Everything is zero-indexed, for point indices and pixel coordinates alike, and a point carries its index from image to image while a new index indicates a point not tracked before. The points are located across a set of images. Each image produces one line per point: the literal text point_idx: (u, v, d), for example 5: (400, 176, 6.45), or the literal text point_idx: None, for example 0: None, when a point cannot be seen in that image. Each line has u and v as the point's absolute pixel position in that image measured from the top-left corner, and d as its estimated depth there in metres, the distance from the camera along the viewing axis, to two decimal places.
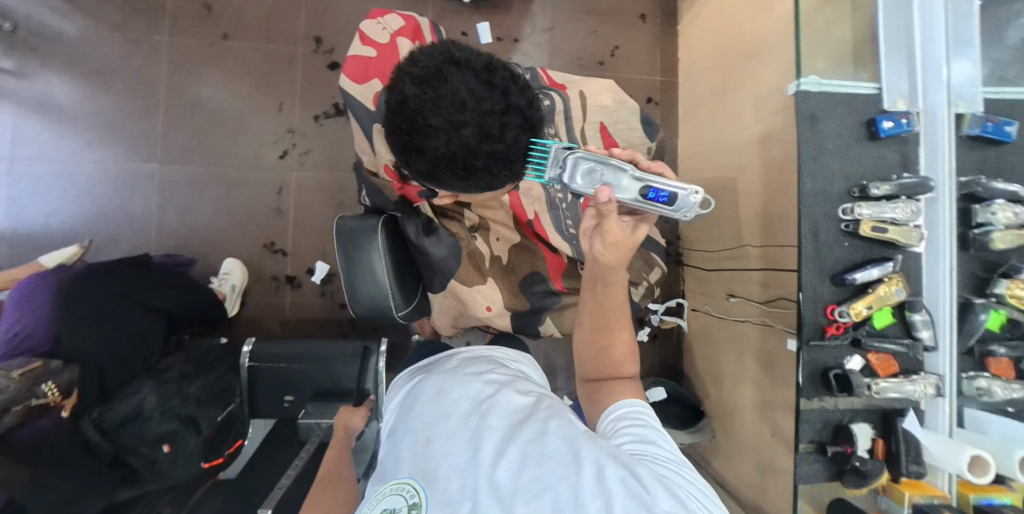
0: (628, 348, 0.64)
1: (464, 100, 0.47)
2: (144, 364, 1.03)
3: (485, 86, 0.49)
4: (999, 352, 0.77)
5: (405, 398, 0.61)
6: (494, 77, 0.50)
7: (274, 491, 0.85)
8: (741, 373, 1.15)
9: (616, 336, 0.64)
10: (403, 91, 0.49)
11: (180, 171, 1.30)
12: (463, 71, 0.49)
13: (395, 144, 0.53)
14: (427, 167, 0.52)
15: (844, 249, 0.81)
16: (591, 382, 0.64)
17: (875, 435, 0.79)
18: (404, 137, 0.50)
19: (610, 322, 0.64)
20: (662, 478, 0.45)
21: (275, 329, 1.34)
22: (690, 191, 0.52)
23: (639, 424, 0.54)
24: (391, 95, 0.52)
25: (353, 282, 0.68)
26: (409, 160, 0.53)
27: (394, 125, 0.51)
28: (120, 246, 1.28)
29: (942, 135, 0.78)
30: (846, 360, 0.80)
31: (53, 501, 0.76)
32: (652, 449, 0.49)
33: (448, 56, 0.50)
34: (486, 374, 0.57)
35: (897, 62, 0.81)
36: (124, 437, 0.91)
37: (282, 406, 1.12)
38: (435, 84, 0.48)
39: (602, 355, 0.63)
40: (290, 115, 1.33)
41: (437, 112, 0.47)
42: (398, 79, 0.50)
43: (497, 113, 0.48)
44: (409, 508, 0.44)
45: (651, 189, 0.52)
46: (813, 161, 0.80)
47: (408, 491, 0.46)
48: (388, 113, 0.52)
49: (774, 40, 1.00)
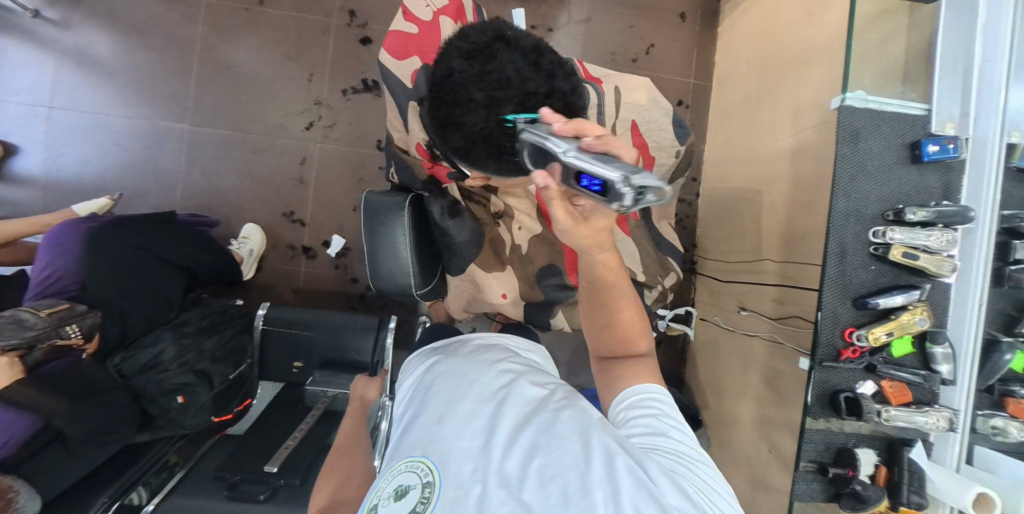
0: (637, 323, 0.58)
1: (511, 78, 0.47)
2: (165, 317, 1.05)
3: (531, 68, 0.49)
4: (1021, 393, 0.76)
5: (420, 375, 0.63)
6: (541, 59, 0.50)
7: (280, 450, 0.92)
8: (744, 387, 1.14)
9: (618, 318, 0.57)
10: (450, 65, 0.48)
11: (210, 133, 1.32)
12: (511, 50, 0.49)
13: (435, 117, 0.51)
14: (463, 143, 0.49)
15: (870, 272, 0.79)
16: (602, 360, 0.60)
17: (878, 461, 0.78)
18: (444, 110, 0.49)
19: (609, 308, 0.57)
20: (672, 471, 0.45)
21: (287, 296, 1.37)
22: (620, 185, 0.35)
23: (649, 413, 0.52)
24: (437, 69, 0.51)
25: (375, 255, 0.72)
26: (445, 136, 0.51)
27: (437, 100, 0.51)
28: (148, 201, 1.31)
29: (989, 164, 0.75)
30: (858, 384, 0.79)
31: (89, 430, 0.85)
32: (662, 442, 0.48)
33: (497, 35, 0.50)
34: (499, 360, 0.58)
35: (951, 85, 0.78)
36: (143, 384, 0.94)
37: (291, 371, 1.15)
38: (483, 60, 0.48)
39: (604, 339, 0.59)
40: (319, 86, 1.33)
41: (482, 87, 0.46)
42: (446, 55, 0.50)
43: (541, 95, 0.48)
44: (421, 486, 0.46)
45: (582, 174, 0.38)
46: (848, 181, 0.78)
47: (422, 469, 0.47)
48: (431, 87, 0.52)
49: (821, 51, 0.96)
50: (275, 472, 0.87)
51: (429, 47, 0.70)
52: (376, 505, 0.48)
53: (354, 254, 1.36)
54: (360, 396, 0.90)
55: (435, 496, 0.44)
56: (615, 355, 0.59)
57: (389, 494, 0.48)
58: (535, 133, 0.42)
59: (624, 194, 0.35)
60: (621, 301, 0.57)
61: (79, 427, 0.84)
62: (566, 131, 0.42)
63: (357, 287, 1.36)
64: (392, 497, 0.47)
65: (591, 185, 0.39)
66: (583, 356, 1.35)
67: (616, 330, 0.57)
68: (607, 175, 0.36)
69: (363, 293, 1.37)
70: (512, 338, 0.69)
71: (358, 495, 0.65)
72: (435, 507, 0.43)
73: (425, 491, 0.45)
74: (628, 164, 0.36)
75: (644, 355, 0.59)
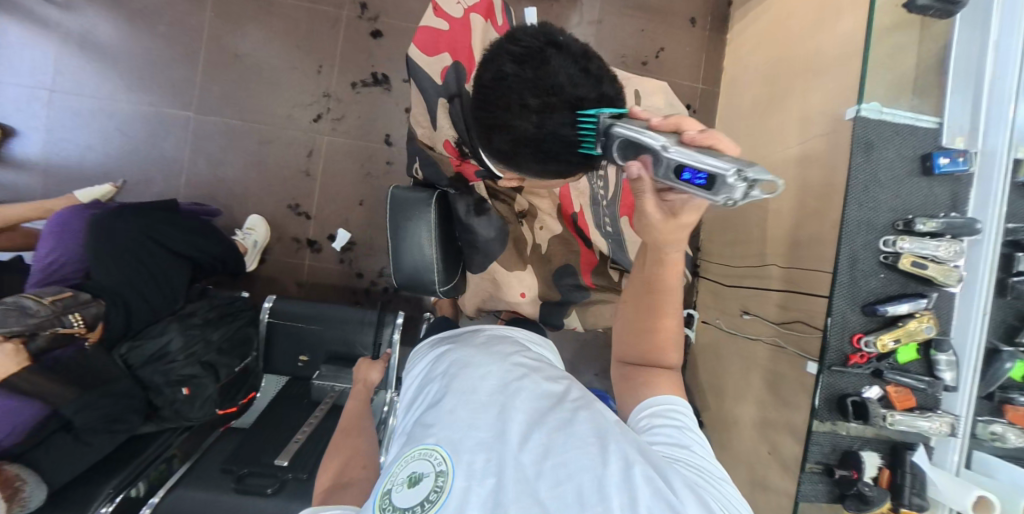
0: (675, 335, 0.61)
1: (563, 86, 0.50)
2: (169, 309, 1.03)
3: (582, 75, 0.51)
4: (1020, 401, 0.78)
5: (430, 370, 0.63)
6: (590, 65, 0.53)
7: (290, 444, 0.92)
8: (745, 390, 1.16)
9: (661, 324, 0.60)
10: (502, 69, 0.51)
11: (216, 123, 1.30)
12: (562, 56, 0.51)
13: (484, 119, 0.56)
14: (509, 146, 0.55)
15: (879, 280, 0.81)
16: (629, 365, 0.62)
17: (882, 464, 0.80)
18: (494, 114, 0.54)
19: (658, 312, 0.60)
20: (693, 483, 0.44)
21: (290, 289, 1.35)
22: (728, 175, 0.33)
23: (672, 424, 0.52)
24: (485, 72, 0.54)
25: (399, 251, 0.74)
26: (492, 138, 0.57)
27: (487, 102, 0.54)
28: (151, 189, 1.29)
29: (997, 177, 0.77)
30: (864, 388, 0.81)
31: (95, 419, 0.84)
32: (685, 455, 0.48)
33: (550, 39, 0.53)
34: (515, 357, 0.59)
35: (962, 99, 0.81)
36: (149, 375, 0.93)
37: (296, 365, 1.14)
38: (536, 64, 0.50)
39: (639, 343, 0.61)
40: (328, 78, 1.31)
41: (536, 93, 0.50)
42: (497, 56, 0.53)
43: (591, 101, 0.51)
44: (435, 475, 0.45)
45: (681, 167, 0.37)
46: (861, 191, 0.80)
47: (436, 457, 0.46)
48: (479, 90, 0.55)
49: (832, 60, 0.98)
50: (286, 466, 0.87)
51: (459, 44, 0.73)
52: (390, 490, 0.47)
53: (359, 248, 1.35)
54: (363, 378, 0.87)
55: (449, 485, 0.44)
56: (647, 361, 0.60)
57: (404, 480, 0.47)
58: (631, 127, 0.43)
59: (731, 186, 0.33)
60: (670, 308, 0.60)
61: (87, 415, 0.83)
62: (665, 125, 0.43)
63: (361, 281, 1.35)
64: (406, 483, 0.46)
65: (691, 179, 0.37)
66: (586, 355, 1.36)
67: (654, 335, 0.60)
68: (711, 167, 0.34)
69: (367, 288, 1.36)
70: (524, 335, 0.69)
71: (365, 475, 0.65)
72: (449, 495, 0.43)
73: (438, 479, 0.45)
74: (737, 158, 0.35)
75: (672, 367, 0.60)
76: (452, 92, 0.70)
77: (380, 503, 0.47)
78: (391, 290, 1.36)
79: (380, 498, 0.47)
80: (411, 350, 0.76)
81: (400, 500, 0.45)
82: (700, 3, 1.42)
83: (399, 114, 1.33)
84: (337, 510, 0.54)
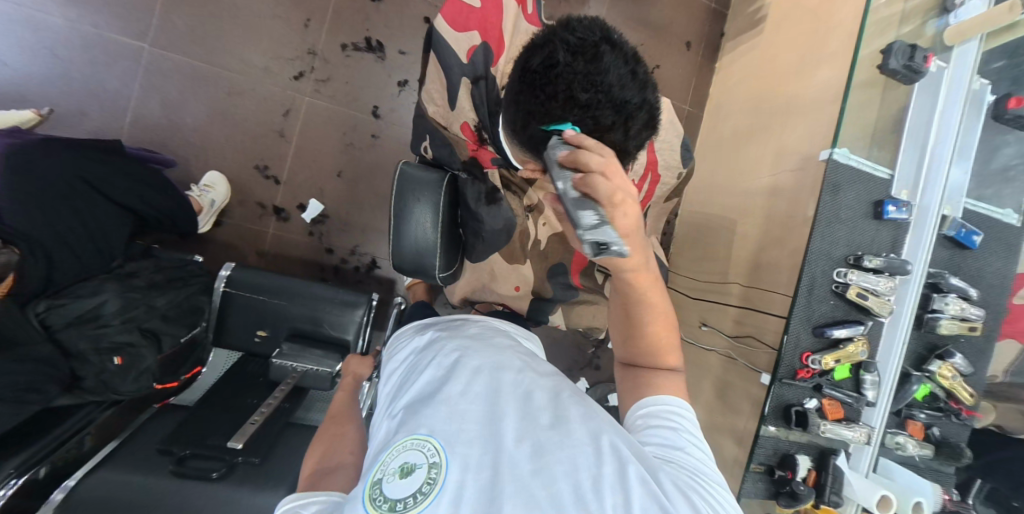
0: (670, 341, 0.63)
1: (612, 86, 0.48)
2: (103, 267, 0.90)
3: (630, 77, 0.49)
4: (919, 417, 0.94)
5: (418, 357, 0.57)
6: (639, 68, 0.51)
7: (247, 426, 0.84)
8: (696, 395, 1.26)
9: (647, 332, 0.62)
10: (554, 56, 0.48)
11: (177, 61, 1.16)
12: (615, 54, 0.49)
13: (522, 105, 0.52)
14: (545, 137, 0.52)
15: (829, 306, 0.92)
16: (628, 367, 0.65)
17: (811, 466, 0.90)
18: (534, 101, 0.50)
19: (635, 323, 0.63)
20: (682, 485, 0.45)
21: (249, 259, 1.25)
22: (580, 241, 0.47)
23: (668, 426, 0.55)
24: (534, 56, 0.51)
25: (400, 232, 0.71)
26: (529, 127, 0.53)
27: (532, 88, 0.50)
28: (87, 125, 1.12)
29: (928, 228, 0.91)
30: (805, 399, 0.92)
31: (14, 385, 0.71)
32: (678, 457, 0.49)
33: (604, 35, 0.50)
34: (507, 347, 0.54)
35: (913, 155, 0.93)
36: (72, 340, 0.81)
37: (253, 341, 1.04)
38: (589, 59, 0.48)
39: (634, 348, 0.64)
40: (315, 35, 1.22)
41: (588, 88, 0.47)
42: (550, 42, 0.50)
43: (633, 106, 0.50)
44: (428, 466, 0.40)
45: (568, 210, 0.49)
46: (825, 226, 0.90)
47: (428, 448, 0.41)
48: (524, 74, 0.51)
49: (811, 104, 1.10)
50: (240, 449, 0.80)
51: (488, 24, 0.70)
52: (380, 481, 0.41)
53: (332, 222, 1.28)
54: (353, 372, 0.85)
55: (443, 478, 0.39)
56: (645, 366, 0.63)
57: (394, 471, 0.41)
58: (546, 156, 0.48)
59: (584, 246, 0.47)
60: (649, 319, 0.62)
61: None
62: (568, 161, 0.47)
63: (331, 258, 1.28)
64: (398, 474, 0.41)
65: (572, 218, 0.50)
66: (553, 352, 1.40)
67: (642, 343, 0.63)
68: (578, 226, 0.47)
69: (337, 265, 1.29)
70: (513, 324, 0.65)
71: (353, 460, 0.59)
72: (443, 490, 0.38)
73: (431, 472, 0.40)
74: (596, 218, 0.46)
75: (675, 369, 0.63)
76: (478, 74, 0.69)
77: (370, 493, 0.41)
78: (363, 270, 1.30)
79: (369, 489, 0.41)
80: (393, 334, 0.70)
81: (390, 492, 0.40)
82: (695, 30, 1.51)
83: (391, 87, 1.27)
84: (324, 496, 0.49)
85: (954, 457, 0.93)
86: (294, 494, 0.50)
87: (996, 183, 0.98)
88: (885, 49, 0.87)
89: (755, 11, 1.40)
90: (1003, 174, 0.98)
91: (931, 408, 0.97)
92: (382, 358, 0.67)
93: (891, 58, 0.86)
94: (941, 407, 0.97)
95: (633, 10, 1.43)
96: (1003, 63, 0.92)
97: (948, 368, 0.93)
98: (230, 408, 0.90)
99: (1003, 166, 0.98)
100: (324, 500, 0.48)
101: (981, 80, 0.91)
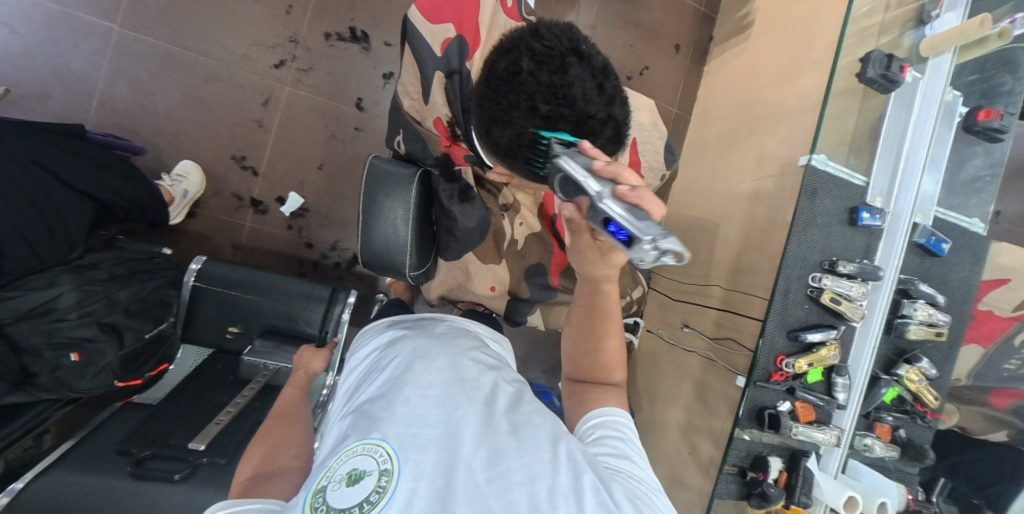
0: (618, 355, 0.64)
1: (576, 99, 0.47)
2: (61, 259, 0.85)
3: (597, 91, 0.48)
4: (886, 419, 0.96)
5: (378, 358, 0.56)
6: (607, 82, 0.50)
7: (210, 426, 0.81)
8: (675, 395, 1.27)
9: (604, 345, 0.63)
10: (519, 63, 0.47)
11: (148, 44, 1.11)
12: (583, 66, 0.48)
13: (487, 110, 0.51)
14: (508, 144, 0.51)
15: (803, 310, 0.94)
16: (578, 382, 0.64)
17: (782, 468, 0.91)
18: (497, 107, 0.49)
19: (596, 334, 0.63)
20: (632, 495, 0.45)
21: (224, 252, 1.21)
22: (647, 242, 0.38)
23: (618, 436, 0.54)
24: (500, 60, 0.49)
25: (371, 228, 0.68)
26: (492, 133, 0.52)
27: (498, 94, 0.49)
28: (49, 107, 1.07)
29: (900, 235, 0.93)
30: (778, 402, 0.93)
31: None
32: (626, 466, 0.49)
33: (573, 45, 0.49)
34: (470, 350, 0.54)
35: (888, 162, 0.95)
36: (25, 333, 0.77)
37: (224, 337, 1.01)
38: (554, 70, 0.47)
39: (587, 361, 0.63)
40: (298, 22, 1.18)
41: (549, 101, 0.46)
42: (516, 47, 0.49)
43: (598, 120, 0.48)
44: (379, 474, 0.39)
45: (612, 222, 0.42)
46: (802, 231, 0.92)
47: (380, 454, 0.40)
48: (490, 78, 0.50)
49: (793, 110, 1.13)
50: (202, 449, 0.77)
51: (465, 15, 0.68)
52: (324, 488, 0.39)
53: (312, 216, 1.25)
54: (303, 366, 0.80)
55: (394, 485, 0.38)
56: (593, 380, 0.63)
57: (341, 478, 0.40)
58: (569, 164, 0.44)
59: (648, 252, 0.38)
60: (606, 335, 0.63)
61: None
62: (606, 173, 0.44)
63: (311, 252, 1.25)
64: (344, 481, 0.39)
65: (619, 232, 0.42)
66: (536, 350, 1.40)
67: (600, 356, 0.63)
68: (635, 233, 0.39)
69: (317, 260, 1.26)
70: (479, 328, 0.65)
71: (298, 464, 0.56)
72: (393, 498, 0.37)
73: (381, 480, 0.39)
74: (658, 224, 0.39)
75: (620, 385, 0.63)
76: (452, 67, 0.67)
77: (312, 501, 0.39)
78: (344, 266, 1.27)
79: (312, 497, 0.40)
80: (359, 331, 0.69)
81: (334, 501, 0.38)
82: (685, 33, 1.52)
83: (376, 80, 1.25)
84: (260, 504, 0.47)
85: (918, 457, 0.96)
86: (224, 501, 0.47)
87: (964, 193, 1.01)
88: (863, 58, 0.89)
89: (743, 17, 1.41)
90: (971, 186, 1.01)
91: (898, 409, 0.99)
92: (345, 353, 0.66)
93: (869, 67, 0.87)
94: (907, 409, 0.99)
95: (624, 11, 1.43)
96: (972, 74, 0.95)
97: (915, 372, 0.96)
98: (188, 407, 0.86)
99: (973, 177, 1.01)
100: (260, 507, 0.46)
101: (953, 92, 0.93)
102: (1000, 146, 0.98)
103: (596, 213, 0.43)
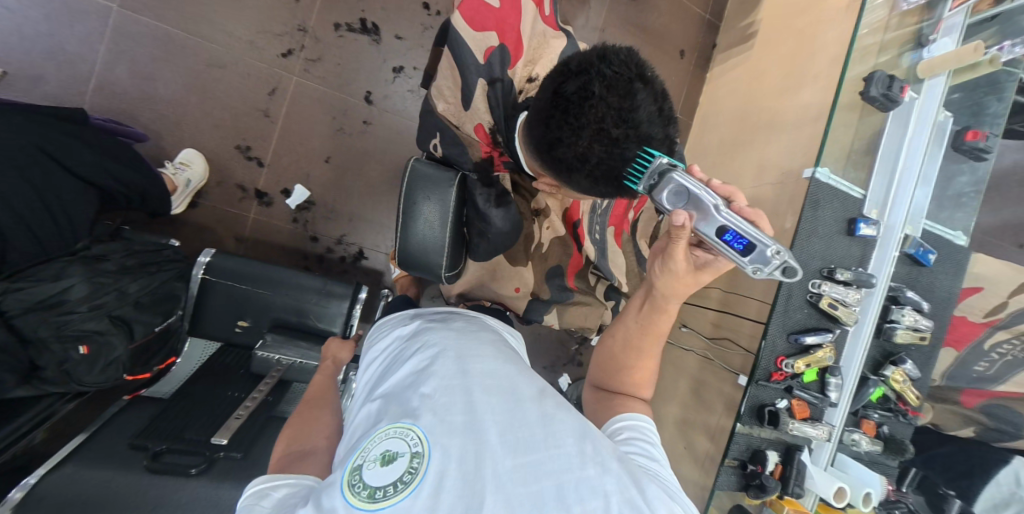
0: (649, 374, 0.67)
1: (641, 122, 0.50)
2: (64, 249, 0.82)
3: (658, 114, 0.51)
4: (872, 416, 1.03)
5: (402, 347, 0.57)
6: (666, 104, 0.53)
7: (229, 420, 0.81)
8: (672, 391, 1.32)
9: (635, 363, 0.66)
10: (590, 88, 0.49)
11: (149, 26, 1.07)
12: (647, 91, 0.51)
13: (543, 134, 0.54)
14: (568, 162, 0.53)
15: (802, 314, 0.99)
16: (600, 388, 0.68)
17: (777, 460, 0.96)
18: (556, 130, 0.52)
19: (634, 352, 0.66)
20: (665, 495, 0.45)
21: (226, 244, 1.18)
22: (771, 250, 0.49)
23: (646, 438, 0.56)
24: (568, 81, 0.51)
25: (408, 228, 0.69)
26: (548, 152, 0.55)
27: (561, 114, 0.51)
28: (44, 88, 1.02)
29: (891, 246, 1.00)
30: (777, 400, 0.98)
31: None
32: (657, 467, 0.51)
33: (639, 71, 0.51)
34: (492, 342, 0.55)
35: (883, 178, 1.01)
36: (32, 326, 0.74)
37: (233, 331, 1.00)
38: (623, 94, 0.49)
39: (611, 371, 0.67)
40: (307, 11, 1.16)
41: (618, 125, 0.49)
42: (586, 71, 0.50)
43: (657, 140, 0.52)
44: (410, 456, 0.40)
45: (730, 230, 0.51)
46: (803, 239, 0.98)
47: (411, 437, 0.41)
48: (556, 98, 0.52)
49: (793, 121, 1.18)
50: (223, 445, 0.76)
51: (506, 25, 0.72)
52: (359, 467, 0.41)
53: (318, 210, 1.23)
54: (332, 356, 0.82)
55: (425, 467, 0.39)
56: (616, 389, 0.66)
57: (374, 458, 0.41)
58: (690, 181, 0.52)
59: (772, 258, 0.49)
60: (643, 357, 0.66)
61: None
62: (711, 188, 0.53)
63: (315, 246, 1.24)
64: (378, 462, 0.41)
65: (734, 240, 0.51)
66: (538, 348, 1.43)
67: (626, 372, 0.66)
68: (757, 241, 0.49)
69: (321, 254, 1.24)
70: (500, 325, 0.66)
71: (328, 444, 0.57)
72: (422, 481, 0.39)
73: (413, 462, 0.40)
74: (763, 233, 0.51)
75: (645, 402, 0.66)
76: (494, 76, 0.70)
77: (348, 479, 0.41)
78: (349, 260, 1.26)
79: (348, 476, 0.41)
80: (379, 322, 0.70)
81: (370, 480, 0.40)
82: (690, 39, 1.56)
83: (385, 73, 1.23)
84: (295, 479, 0.48)
85: (899, 452, 1.03)
86: (267, 475, 0.48)
87: (949, 207, 1.08)
88: (866, 77, 0.94)
89: (746, 27, 1.46)
90: (956, 200, 1.08)
91: (882, 407, 1.06)
92: (364, 345, 0.68)
93: (872, 86, 0.92)
94: (891, 407, 1.06)
95: (632, 16, 1.45)
96: (962, 95, 1.01)
97: (900, 373, 1.03)
98: (201, 402, 0.85)
99: (959, 192, 1.07)
100: (295, 483, 0.48)
101: (945, 113, 1.00)
102: (984, 164, 1.04)
103: (711, 224, 0.52)
